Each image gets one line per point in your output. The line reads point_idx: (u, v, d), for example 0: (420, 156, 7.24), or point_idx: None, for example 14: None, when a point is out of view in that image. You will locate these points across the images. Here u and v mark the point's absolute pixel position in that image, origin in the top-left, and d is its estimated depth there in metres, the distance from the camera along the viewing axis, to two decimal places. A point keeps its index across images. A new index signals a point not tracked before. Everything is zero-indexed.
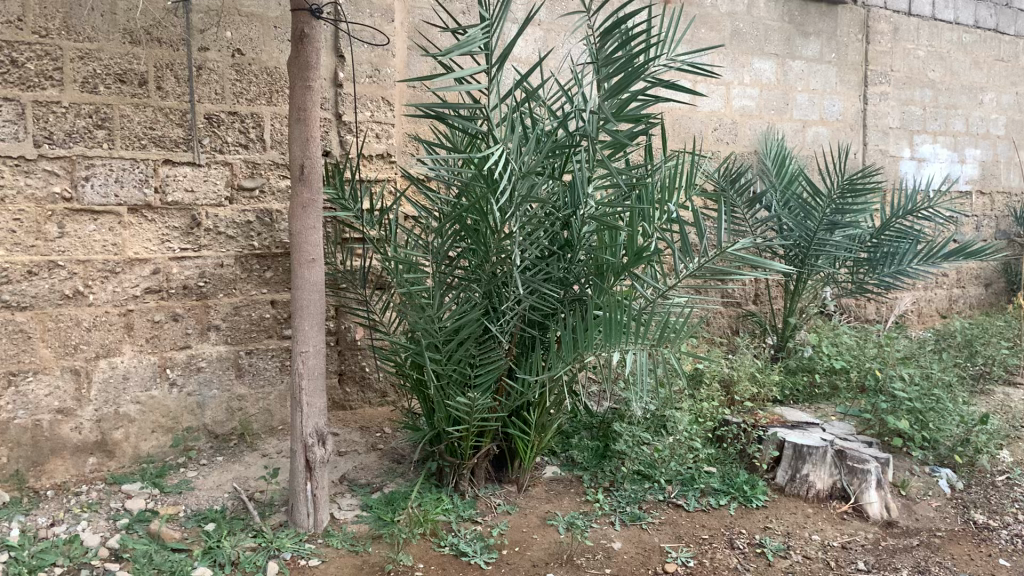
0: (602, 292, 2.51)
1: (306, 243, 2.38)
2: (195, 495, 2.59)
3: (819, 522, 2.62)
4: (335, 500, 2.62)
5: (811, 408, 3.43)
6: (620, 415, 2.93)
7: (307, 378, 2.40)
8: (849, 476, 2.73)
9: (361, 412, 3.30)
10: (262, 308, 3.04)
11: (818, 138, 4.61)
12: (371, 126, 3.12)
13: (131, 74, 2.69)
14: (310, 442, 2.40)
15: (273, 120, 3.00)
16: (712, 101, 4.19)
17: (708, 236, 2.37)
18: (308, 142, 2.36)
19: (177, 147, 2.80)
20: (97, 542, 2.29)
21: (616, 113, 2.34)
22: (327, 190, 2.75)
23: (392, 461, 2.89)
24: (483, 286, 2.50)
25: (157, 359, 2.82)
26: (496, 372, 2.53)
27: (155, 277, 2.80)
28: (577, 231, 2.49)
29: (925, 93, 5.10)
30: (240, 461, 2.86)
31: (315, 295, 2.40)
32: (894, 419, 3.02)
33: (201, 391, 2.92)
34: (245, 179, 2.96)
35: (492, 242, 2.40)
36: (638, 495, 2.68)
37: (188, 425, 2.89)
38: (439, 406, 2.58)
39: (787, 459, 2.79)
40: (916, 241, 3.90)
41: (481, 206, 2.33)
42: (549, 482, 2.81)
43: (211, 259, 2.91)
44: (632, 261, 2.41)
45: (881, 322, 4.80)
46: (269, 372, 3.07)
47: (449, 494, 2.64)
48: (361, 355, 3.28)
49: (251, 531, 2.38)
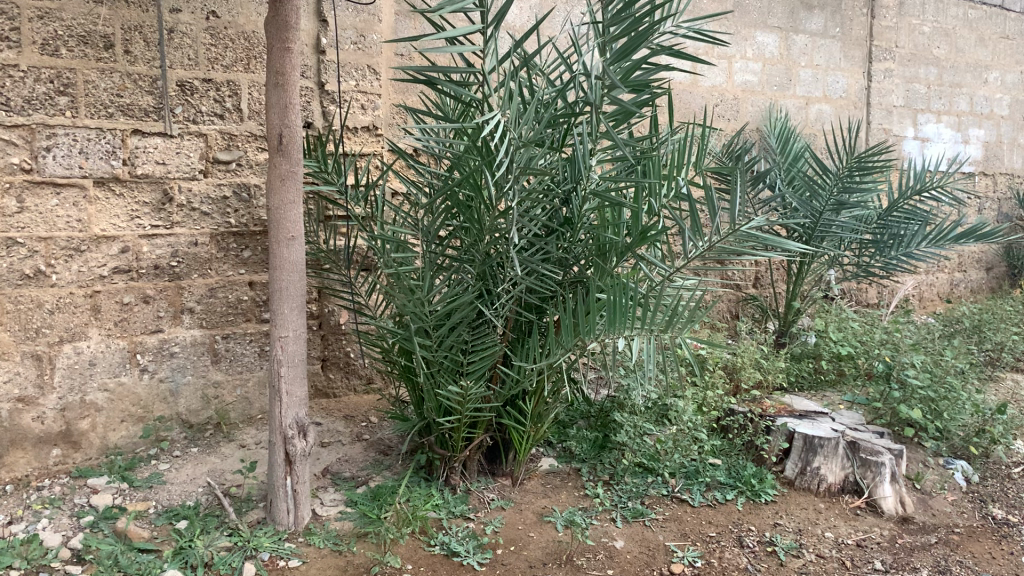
0: (605, 273, 2.33)
1: (285, 218, 2.20)
2: (167, 490, 2.42)
3: (832, 518, 2.47)
4: (317, 495, 2.45)
5: (817, 396, 3.28)
6: (619, 405, 2.77)
7: (287, 365, 2.22)
8: (863, 468, 2.59)
9: (346, 400, 3.13)
10: (240, 290, 2.86)
11: (821, 116, 4.45)
12: (356, 96, 2.95)
13: (96, 36, 2.49)
14: (290, 433, 2.22)
15: (250, 89, 2.81)
16: (713, 76, 4.03)
17: (720, 214, 2.19)
18: (287, 110, 2.17)
19: (147, 116, 2.60)
20: (58, 543, 2.12)
21: (622, 77, 2.15)
22: (308, 163, 2.55)
23: (379, 453, 2.72)
24: (477, 268, 2.33)
25: (127, 343, 2.64)
26: (491, 359, 2.35)
27: (124, 256, 2.62)
28: (577, 209, 2.31)
29: (930, 70, 4.94)
30: (216, 452, 2.68)
31: (296, 276, 2.22)
32: (908, 408, 2.87)
33: (174, 377, 2.74)
34: (220, 151, 2.77)
35: (486, 219, 2.22)
36: (640, 490, 2.53)
37: (160, 414, 2.71)
38: (429, 395, 2.41)
39: (797, 452, 2.64)
40: (925, 223, 3.73)
41: (475, 180, 2.15)
42: (545, 475, 2.65)
43: (184, 237, 2.73)
44: (637, 241, 2.23)
45: (883, 307, 4.65)
46: (247, 358, 2.90)
47: (440, 489, 2.47)
48: (345, 340, 3.11)
49: (226, 530, 2.21)
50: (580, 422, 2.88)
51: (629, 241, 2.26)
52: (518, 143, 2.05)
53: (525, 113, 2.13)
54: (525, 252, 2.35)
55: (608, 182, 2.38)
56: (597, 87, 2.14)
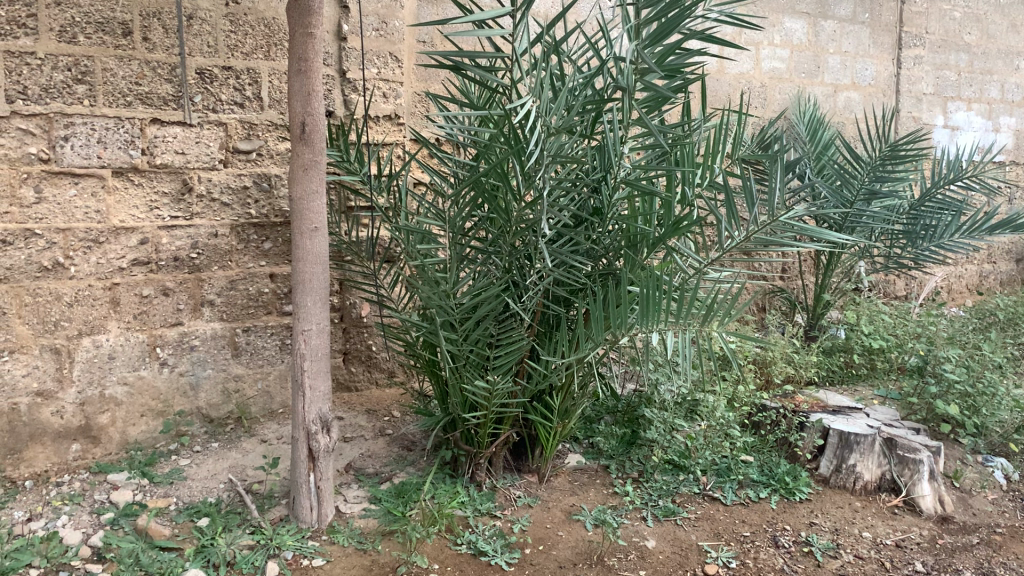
0: (636, 265, 2.27)
1: (307, 209, 2.14)
2: (188, 486, 2.37)
3: (869, 517, 2.40)
4: (340, 492, 2.40)
5: (849, 391, 3.21)
6: (647, 400, 2.70)
7: (310, 359, 2.17)
8: (900, 466, 2.51)
9: (368, 394, 3.08)
10: (260, 282, 2.81)
11: (849, 103, 4.36)
12: (378, 84, 2.88)
13: (114, 23, 2.44)
14: (313, 429, 2.17)
15: (270, 77, 2.75)
16: (740, 63, 3.94)
17: (758, 203, 2.12)
18: (310, 97, 2.11)
19: (166, 105, 2.55)
20: (78, 541, 2.07)
21: (657, 61, 2.08)
22: (330, 152, 2.49)
23: (402, 448, 2.67)
24: (503, 260, 2.26)
25: (146, 337, 2.59)
26: (519, 353, 2.29)
27: (143, 248, 2.57)
28: (607, 199, 2.24)
29: (961, 57, 4.83)
30: (238, 447, 2.63)
31: (319, 267, 2.17)
32: (945, 404, 2.79)
33: (194, 371, 2.70)
34: (241, 141, 2.71)
35: (513, 210, 2.15)
36: (670, 488, 2.46)
37: (180, 409, 2.67)
38: (455, 390, 2.35)
39: (832, 449, 2.57)
40: (959, 213, 3.61)
41: (503, 169, 2.08)
42: (572, 472, 2.58)
43: (204, 228, 2.67)
44: (670, 232, 2.16)
45: (912, 299, 4.56)
46: (267, 351, 2.85)
47: (465, 486, 2.42)
48: (367, 333, 3.06)
49: (249, 528, 2.16)
50: (607, 417, 2.82)
51: (662, 232, 2.19)
52: (550, 130, 1.98)
53: (556, 99, 2.06)
54: (554, 243, 2.29)
55: (638, 171, 2.31)
56: (630, 72, 2.07)
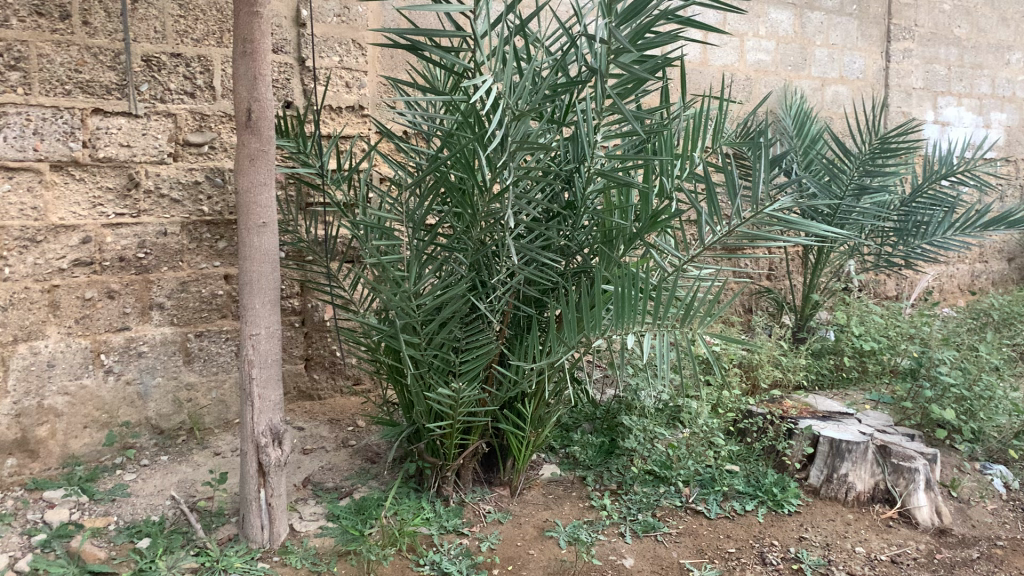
0: (612, 262, 2.11)
1: (254, 202, 1.97)
2: (131, 503, 2.19)
3: (862, 531, 2.25)
4: (295, 508, 2.22)
5: (839, 395, 3.06)
6: (626, 407, 2.55)
7: (258, 366, 2.00)
8: (895, 476, 2.36)
9: (331, 403, 2.93)
10: (214, 284, 2.65)
11: (837, 97, 4.22)
12: (340, 74, 2.75)
13: (51, 5, 2.27)
14: (263, 442, 2.00)
15: (224, 65, 2.58)
16: (724, 54, 3.80)
17: (740, 194, 1.96)
18: (256, 81, 1.95)
19: (109, 94, 2.38)
20: (3, 566, 1.90)
21: (632, 40, 1.90)
22: (283, 142, 2.29)
23: (365, 460, 2.49)
24: (469, 258, 2.09)
25: (89, 342, 2.42)
26: (487, 358, 2.12)
27: (86, 247, 2.40)
28: (581, 191, 2.07)
29: (951, 51, 4.70)
30: (188, 461, 2.46)
31: (268, 266, 2.00)
32: (940, 409, 2.65)
33: (143, 379, 2.52)
34: (192, 133, 2.55)
35: (479, 203, 1.98)
36: (651, 501, 2.29)
37: (127, 420, 2.49)
38: (418, 399, 2.18)
39: (822, 457, 2.41)
40: (952, 209, 3.47)
41: (467, 159, 1.91)
42: (547, 485, 2.41)
43: (152, 226, 2.51)
44: (647, 226, 2.00)
45: (904, 299, 4.42)
46: (222, 358, 2.68)
47: (431, 501, 2.25)
48: (330, 338, 2.91)
49: (193, 549, 1.98)
50: (584, 425, 2.65)
51: (639, 227, 2.02)
52: (515, 115, 1.80)
53: (522, 83, 1.88)
54: (524, 239, 2.12)
55: (615, 162, 2.14)
56: (602, 52, 1.89)
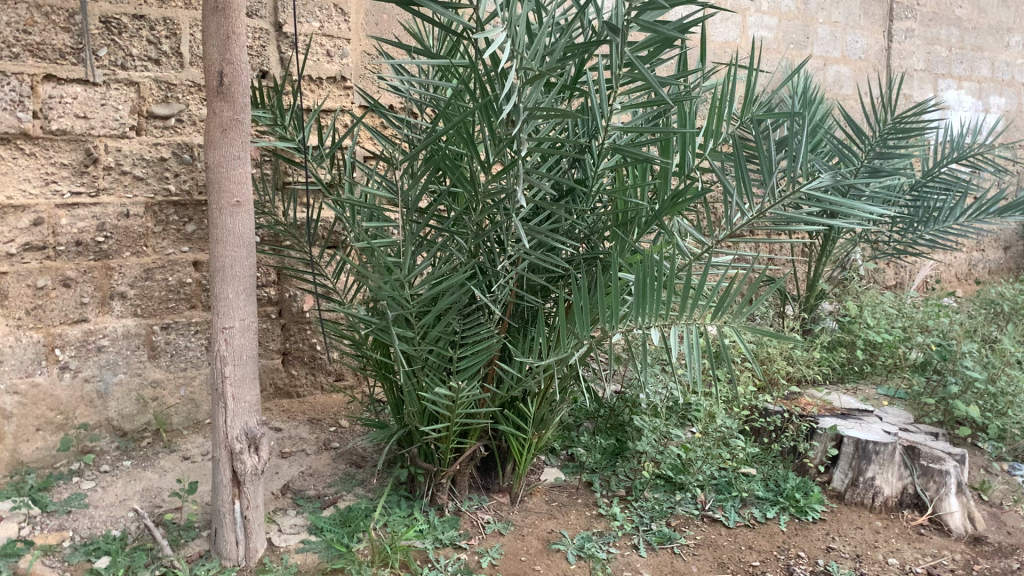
0: (626, 247, 1.90)
1: (227, 178, 1.74)
2: (89, 516, 1.96)
3: (893, 540, 2.07)
4: (274, 520, 2.00)
5: (850, 390, 2.90)
6: (632, 404, 2.36)
7: (232, 363, 1.77)
8: (924, 479, 2.19)
9: (311, 401, 2.71)
10: (182, 271, 2.41)
11: (839, 78, 4.05)
12: (320, 41, 2.54)
13: None
14: (238, 448, 1.78)
15: (192, 29, 2.34)
16: (727, 30, 3.62)
17: (776, 172, 1.80)
18: (229, 42, 1.72)
19: (63, 59, 2.13)
20: None
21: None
22: (259, 113, 2.03)
23: (350, 465, 2.28)
24: (469, 242, 1.87)
25: (42, 336, 2.17)
26: (488, 354, 1.91)
27: (38, 230, 2.15)
28: (592, 169, 1.86)
29: (952, 32, 4.54)
30: (154, 466, 2.23)
31: (243, 251, 1.77)
32: (965, 405, 2.49)
33: (103, 376, 2.28)
34: (157, 104, 2.31)
35: (480, 182, 1.76)
36: (664, 508, 2.11)
37: (84, 421, 2.25)
38: (411, 399, 1.96)
39: (847, 459, 2.23)
40: (965, 194, 3.31)
41: (468, 131, 1.69)
42: (550, 491, 2.21)
43: (113, 207, 2.26)
44: (668, 208, 1.79)
45: (905, 288, 4.26)
46: (191, 352, 2.45)
47: (424, 511, 2.04)
48: (310, 331, 2.69)
49: (159, 570, 1.76)
50: (587, 424, 2.45)
51: (659, 208, 1.82)
52: (526, 81, 1.58)
53: (534, 44, 1.65)
54: (530, 221, 1.91)
55: (630, 137, 1.92)
56: (621, 10, 1.67)
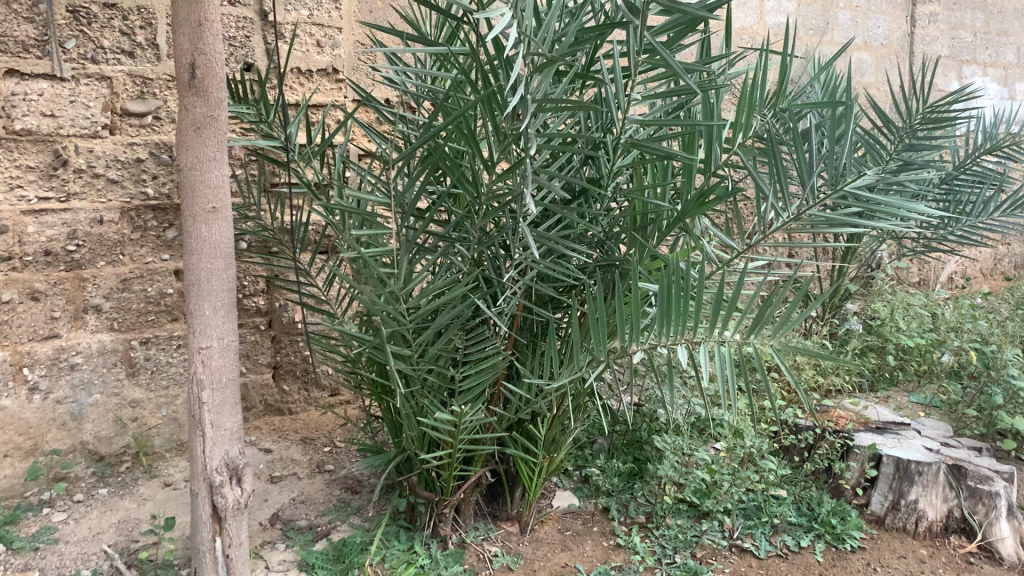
0: (646, 253, 1.72)
1: (201, 181, 1.56)
2: (57, 554, 1.79)
3: (941, 571, 1.89)
4: (260, 555, 1.83)
5: (881, 399, 2.72)
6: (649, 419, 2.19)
7: (210, 386, 1.59)
8: (972, 501, 2.00)
9: (304, 418, 2.54)
10: (162, 281, 2.23)
11: (860, 65, 3.85)
12: (309, 31, 2.36)
13: None
14: (218, 480, 1.60)
15: (169, 18, 2.16)
16: (743, 16, 3.43)
17: (815, 170, 1.62)
18: (201, 30, 1.53)
19: (27, 52, 1.95)
20: None
21: None
22: (242, 109, 1.85)
23: (345, 490, 2.10)
24: (472, 250, 1.69)
25: (8, 354, 2.00)
26: (494, 373, 1.73)
27: (2, 239, 1.97)
28: (607, 167, 1.67)
29: (976, 16, 4.33)
30: (132, 494, 2.06)
31: (220, 261, 1.59)
32: (1010, 417, 2.30)
33: (77, 396, 2.11)
34: (131, 100, 2.13)
35: (484, 183, 1.57)
36: (689, 538, 1.93)
37: (56, 447, 2.07)
38: (410, 423, 1.78)
39: (886, 481, 2.04)
40: (1000, 187, 3.10)
41: (467, 127, 1.49)
42: (562, 518, 2.04)
43: (85, 213, 2.09)
44: (694, 209, 1.61)
45: (931, 286, 4.06)
46: (173, 368, 2.28)
47: (425, 544, 1.86)
48: (302, 343, 2.52)
49: None
50: (601, 441, 2.28)
51: (684, 208, 1.63)
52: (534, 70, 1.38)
53: (542, 29, 1.45)
54: (538, 226, 1.72)
55: (647, 131, 1.73)
56: None
